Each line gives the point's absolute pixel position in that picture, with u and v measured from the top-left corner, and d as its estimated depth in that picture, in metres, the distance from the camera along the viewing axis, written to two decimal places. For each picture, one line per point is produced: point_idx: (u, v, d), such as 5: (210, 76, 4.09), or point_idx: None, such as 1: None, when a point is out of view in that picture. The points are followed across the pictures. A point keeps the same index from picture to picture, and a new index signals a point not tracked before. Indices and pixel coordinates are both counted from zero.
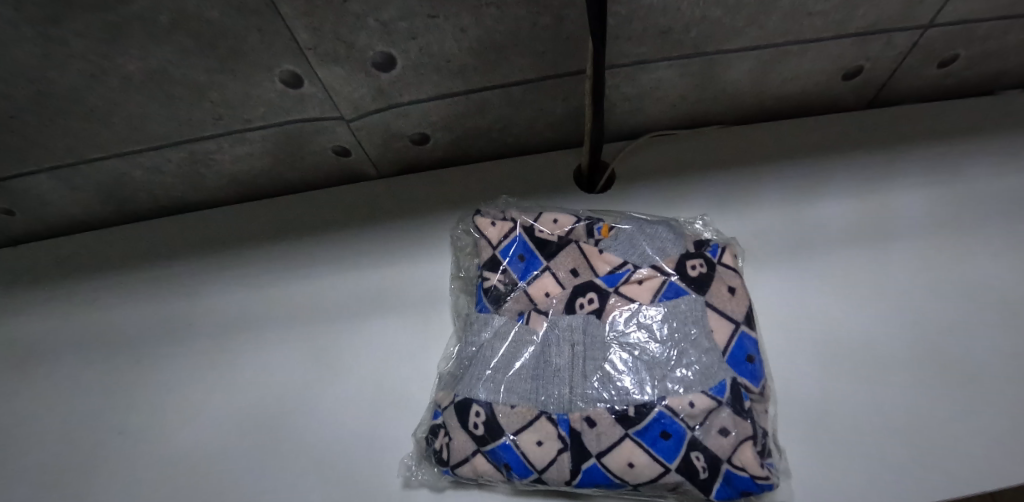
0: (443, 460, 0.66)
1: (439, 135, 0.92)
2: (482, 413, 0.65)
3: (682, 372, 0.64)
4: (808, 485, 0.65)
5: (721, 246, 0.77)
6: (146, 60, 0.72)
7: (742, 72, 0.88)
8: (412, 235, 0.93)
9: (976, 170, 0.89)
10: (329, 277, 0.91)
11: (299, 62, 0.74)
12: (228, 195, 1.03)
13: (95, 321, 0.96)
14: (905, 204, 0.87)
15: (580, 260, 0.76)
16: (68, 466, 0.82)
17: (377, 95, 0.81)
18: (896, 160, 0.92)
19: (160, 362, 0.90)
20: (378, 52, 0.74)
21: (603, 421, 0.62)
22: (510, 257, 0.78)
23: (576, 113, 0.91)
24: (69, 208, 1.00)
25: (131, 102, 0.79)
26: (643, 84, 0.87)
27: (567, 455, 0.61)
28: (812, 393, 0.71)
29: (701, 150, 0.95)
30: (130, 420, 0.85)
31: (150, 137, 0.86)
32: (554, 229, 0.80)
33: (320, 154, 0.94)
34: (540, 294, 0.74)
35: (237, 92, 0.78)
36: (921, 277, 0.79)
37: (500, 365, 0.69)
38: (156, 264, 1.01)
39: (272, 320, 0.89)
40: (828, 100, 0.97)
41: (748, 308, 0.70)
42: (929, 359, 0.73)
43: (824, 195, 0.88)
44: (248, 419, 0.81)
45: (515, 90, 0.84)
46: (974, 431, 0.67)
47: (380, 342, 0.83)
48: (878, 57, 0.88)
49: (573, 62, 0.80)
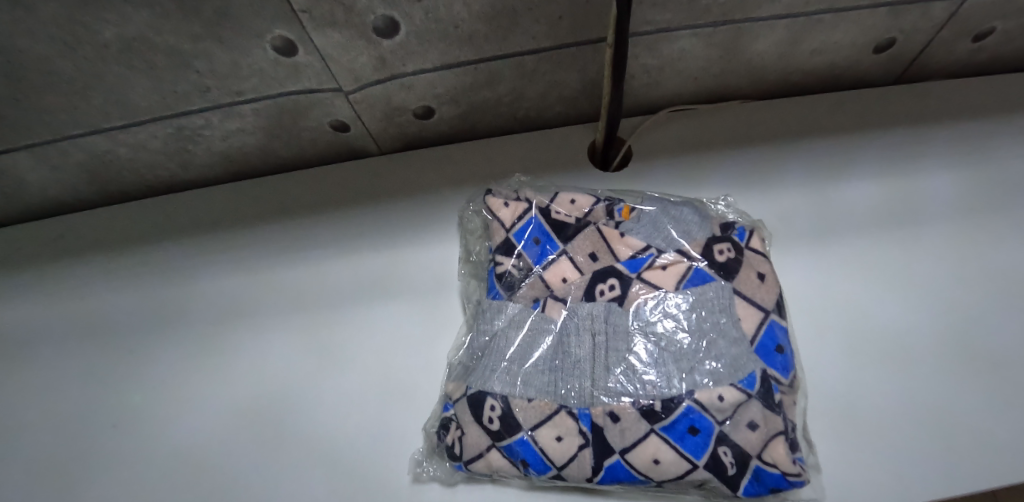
0: (455, 455, 0.63)
1: (444, 109, 0.86)
2: (497, 406, 0.61)
3: (711, 364, 0.60)
4: (835, 478, 0.62)
5: (748, 229, 0.72)
6: (124, 25, 0.65)
7: (769, 43, 0.82)
8: (417, 216, 0.88)
9: (1008, 150, 0.85)
10: (329, 261, 0.86)
11: (292, 27, 0.67)
12: (220, 173, 0.97)
13: (83, 308, 0.91)
14: (935, 186, 0.82)
15: (599, 244, 0.71)
16: (59, 463, 0.78)
17: (378, 65, 0.75)
18: (926, 138, 0.87)
19: (154, 350, 0.85)
20: (379, 15, 0.67)
21: (626, 416, 0.58)
22: (525, 240, 0.73)
23: (591, 85, 0.85)
24: (52, 188, 0.94)
25: (110, 73, 0.73)
26: (663, 55, 0.81)
27: (589, 451, 0.58)
28: (839, 382, 0.68)
29: (722, 127, 0.90)
30: (125, 412, 0.80)
31: (133, 111, 0.79)
32: (571, 210, 0.75)
33: (317, 129, 0.88)
34: (557, 280, 0.70)
35: (226, 61, 0.72)
36: (953, 262, 0.76)
37: (516, 356, 0.65)
38: (146, 247, 0.95)
39: (269, 306, 0.85)
40: (856, 74, 0.92)
41: (778, 296, 0.66)
42: (959, 347, 0.69)
43: (851, 176, 0.84)
44: (247, 411, 0.77)
45: (527, 60, 0.78)
46: (1007, 422, 0.64)
47: (386, 328, 0.79)
48: (913, 29, 0.83)
49: (591, 28, 0.74)
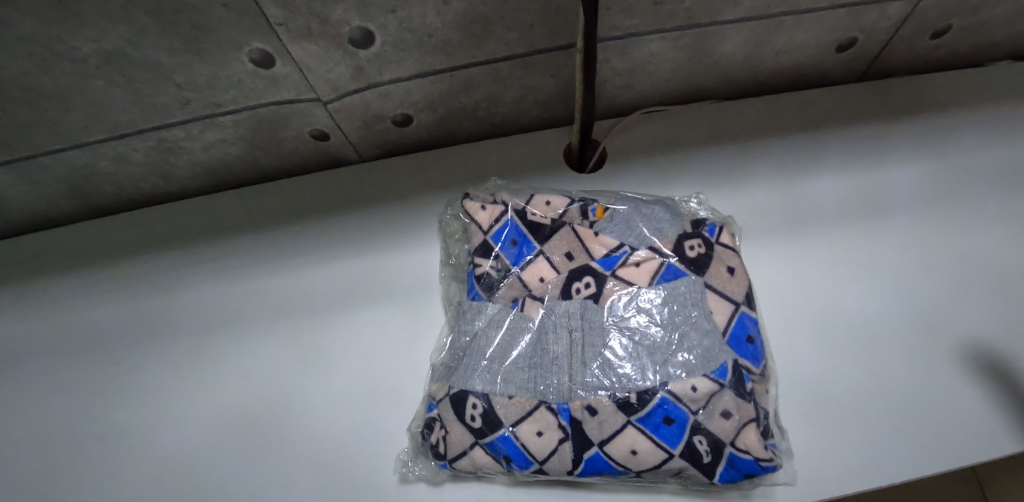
0: (440, 454, 0.64)
1: (422, 115, 0.88)
2: (479, 404, 0.63)
3: (683, 356, 0.62)
4: (808, 463, 0.64)
5: (718, 225, 0.74)
6: (101, 41, 0.66)
7: (735, 45, 0.84)
8: (399, 222, 0.89)
9: (968, 142, 0.88)
10: (313, 267, 0.87)
11: (269, 39, 0.68)
12: (202, 184, 0.97)
13: (67, 321, 0.91)
14: (899, 178, 0.86)
15: (574, 243, 0.73)
16: (45, 477, 0.78)
17: (355, 74, 0.76)
18: (889, 133, 0.90)
19: (140, 362, 0.85)
20: (354, 27, 0.69)
21: (604, 409, 0.60)
22: (502, 242, 0.75)
23: (565, 89, 0.87)
24: (33, 203, 0.94)
25: (88, 88, 0.73)
26: (634, 59, 0.84)
27: (569, 444, 0.60)
28: (810, 370, 0.70)
29: (693, 127, 0.92)
30: (111, 424, 0.81)
31: (112, 125, 0.80)
32: (547, 211, 0.77)
33: (298, 139, 0.89)
34: (535, 279, 0.71)
35: (205, 74, 0.73)
36: (917, 250, 0.79)
37: (496, 354, 0.67)
38: (129, 259, 0.95)
39: (254, 314, 0.86)
40: (821, 73, 0.95)
41: (747, 289, 0.69)
42: (924, 332, 0.72)
43: (819, 171, 0.87)
44: (233, 419, 0.77)
45: (502, 67, 0.80)
46: (969, 402, 0.67)
47: (369, 332, 0.80)
48: (872, 29, 0.86)
49: (562, 34, 0.76)
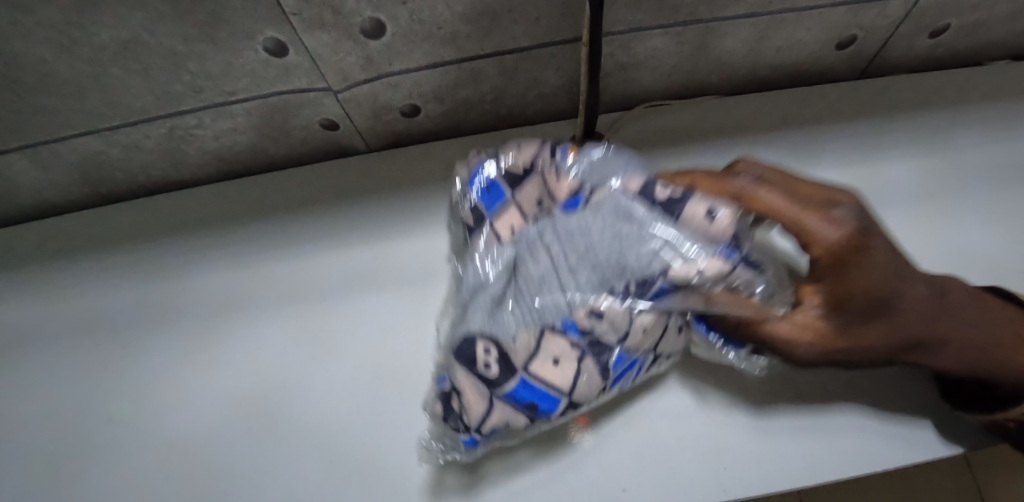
0: (465, 427, 0.62)
1: (430, 106, 0.90)
2: (491, 349, 0.63)
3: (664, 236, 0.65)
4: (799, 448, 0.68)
5: None
6: (119, 28, 0.68)
7: (737, 41, 0.86)
8: (405, 210, 0.91)
9: (965, 139, 0.90)
10: (320, 253, 0.89)
11: (283, 29, 0.70)
12: (211, 172, 0.99)
13: (78, 306, 0.93)
14: (896, 173, 0.87)
15: (543, 190, 0.75)
16: (57, 455, 0.80)
17: (366, 65, 0.78)
18: (888, 129, 0.92)
19: (149, 345, 0.87)
20: (366, 17, 0.70)
21: (610, 312, 0.64)
22: (476, 187, 0.76)
23: (569, 81, 0.89)
24: (45, 188, 0.96)
25: (104, 75, 0.75)
26: (638, 53, 0.86)
27: (589, 360, 0.63)
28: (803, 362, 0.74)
29: (695, 120, 0.94)
30: (122, 405, 0.82)
31: (126, 112, 0.82)
32: (520, 158, 0.76)
33: (307, 128, 0.91)
34: (506, 229, 0.73)
35: (219, 62, 0.75)
36: (913, 243, 0.81)
37: (490, 299, 0.67)
38: (139, 245, 0.97)
39: (262, 299, 0.88)
40: (821, 70, 0.97)
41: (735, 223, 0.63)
42: None
43: (817, 165, 0.89)
44: (242, 401, 0.79)
45: (508, 59, 0.82)
46: None
47: (375, 315, 0.82)
48: (871, 27, 0.88)
49: (567, 28, 0.78)
